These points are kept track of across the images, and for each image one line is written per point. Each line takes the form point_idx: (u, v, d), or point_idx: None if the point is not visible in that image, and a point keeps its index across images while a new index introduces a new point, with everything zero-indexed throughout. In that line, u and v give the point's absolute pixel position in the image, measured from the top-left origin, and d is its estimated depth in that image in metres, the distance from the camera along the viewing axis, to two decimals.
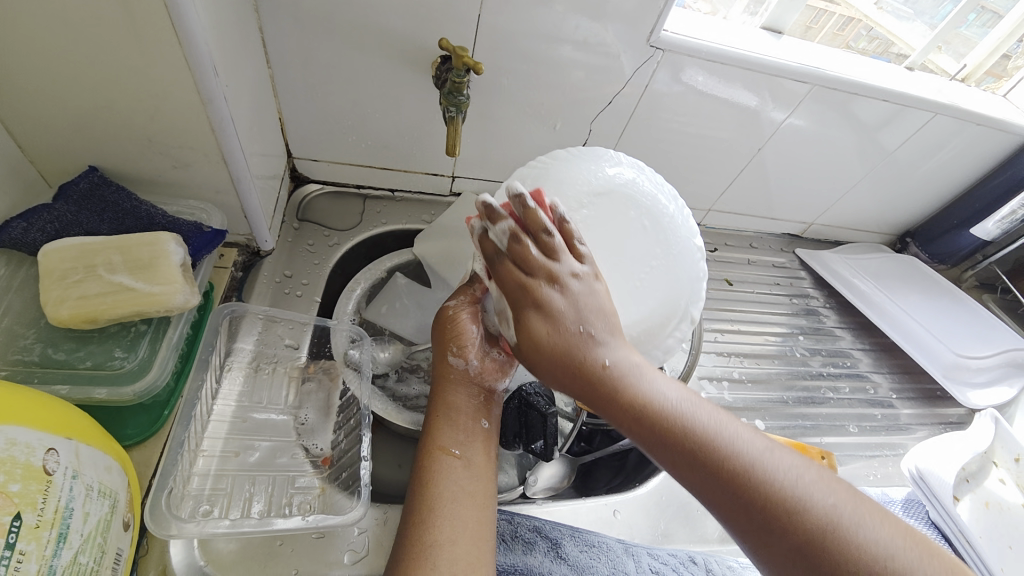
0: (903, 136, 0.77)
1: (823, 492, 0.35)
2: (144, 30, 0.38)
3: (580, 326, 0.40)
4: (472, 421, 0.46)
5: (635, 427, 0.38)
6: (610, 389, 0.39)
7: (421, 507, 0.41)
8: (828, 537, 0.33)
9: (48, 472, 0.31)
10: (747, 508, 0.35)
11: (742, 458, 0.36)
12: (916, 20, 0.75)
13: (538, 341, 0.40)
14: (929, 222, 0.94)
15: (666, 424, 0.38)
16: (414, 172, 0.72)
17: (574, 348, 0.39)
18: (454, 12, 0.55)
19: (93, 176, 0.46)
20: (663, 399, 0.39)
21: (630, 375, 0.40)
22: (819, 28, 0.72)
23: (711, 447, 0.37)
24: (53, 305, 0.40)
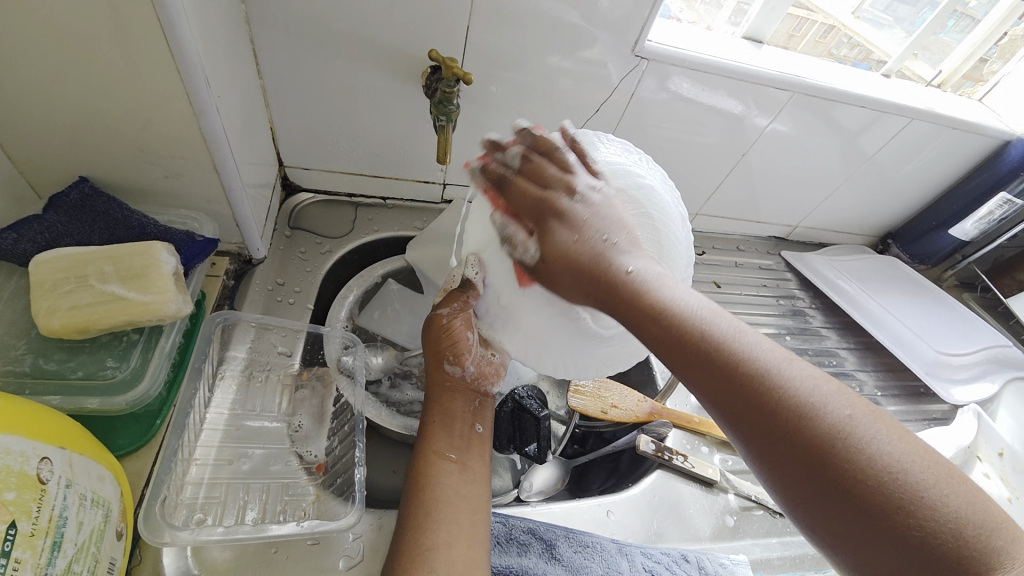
0: (882, 140, 0.79)
1: (841, 403, 0.34)
2: (136, 43, 0.38)
3: (602, 234, 0.43)
4: (467, 427, 0.47)
5: (681, 360, 0.38)
6: (658, 314, 0.39)
7: (416, 510, 0.41)
8: (844, 445, 0.32)
9: (41, 481, 0.31)
10: (780, 428, 0.34)
11: (758, 364, 0.36)
12: (896, 27, 0.79)
13: (563, 251, 0.42)
14: (909, 223, 0.97)
15: (711, 350, 0.37)
16: (405, 179, 0.73)
17: (594, 252, 0.42)
18: (443, 24, 0.56)
19: (83, 186, 0.47)
20: (681, 305, 0.39)
21: (649, 282, 0.40)
22: (802, 36, 0.74)
23: (743, 368, 0.36)
24: (45, 315, 0.40)
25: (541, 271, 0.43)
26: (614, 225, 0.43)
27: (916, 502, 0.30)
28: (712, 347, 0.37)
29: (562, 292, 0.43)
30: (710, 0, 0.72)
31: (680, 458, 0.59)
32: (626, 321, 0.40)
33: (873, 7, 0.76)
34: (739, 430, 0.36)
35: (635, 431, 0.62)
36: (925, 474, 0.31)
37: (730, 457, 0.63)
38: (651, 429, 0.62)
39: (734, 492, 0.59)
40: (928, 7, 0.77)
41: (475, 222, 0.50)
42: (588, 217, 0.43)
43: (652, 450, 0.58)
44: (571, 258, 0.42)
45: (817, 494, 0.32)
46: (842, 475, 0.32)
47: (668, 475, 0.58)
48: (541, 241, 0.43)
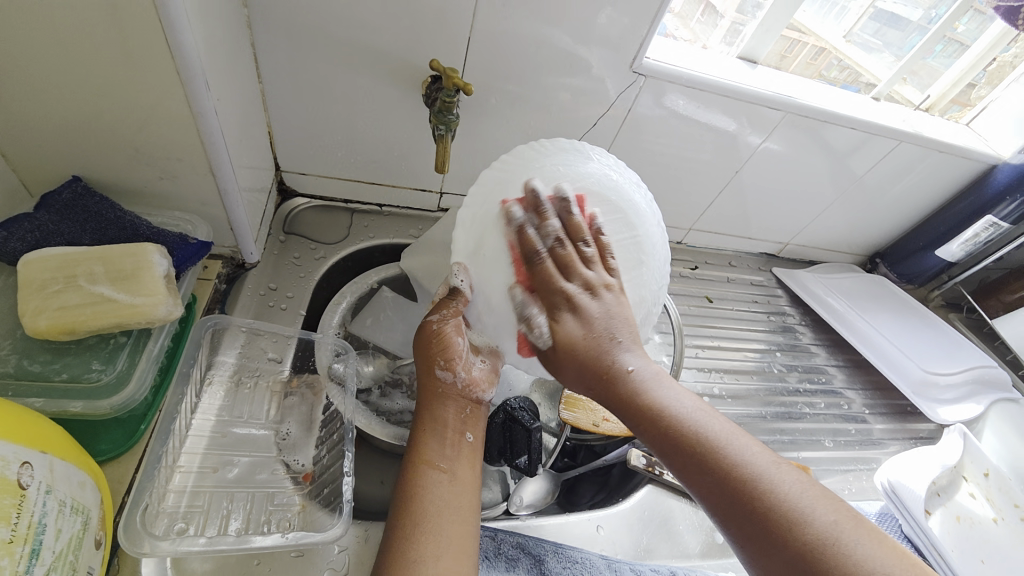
0: (871, 162, 0.81)
1: (820, 512, 0.36)
2: (136, 44, 0.38)
3: (615, 330, 0.46)
4: (458, 435, 0.46)
5: (678, 463, 0.41)
6: (657, 421, 0.42)
7: (403, 521, 0.41)
8: (830, 553, 0.34)
9: (21, 486, 0.30)
10: (764, 537, 0.36)
11: (741, 467, 0.38)
12: (885, 51, 0.80)
13: (571, 339, 0.45)
14: (896, 244, 0.98)
15: (702, 451, 0.40)
16: (402, 187, 0.73)
17: (592, 345, 0.45)
18: (444, 35, 0.57)
19: (75, 186, 0.46)
20: (675, 407, 0.42)
21: (641, 383, 0.44)
22: (793, 57, 0.76)
23: (731, 475, 0.38)
24: (31, 316, 0.39)
25: (547, 355, 0.47)
26: (620, 322, 0.46)
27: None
28: (703, 450, 0.40)
29: (565, 381, 0.46)
30: (705, 18, 0.72)
31: (670, 473, 0.59)
32: (629, 422, 0.43)
33: (864, 31, 0.78)
34: (738, 536, 0.37)
35: (626, 445, 0.62)
36: (891, 569, 0.33)
37: None
38: (642, 442, 0.61)
39: None
40: (917, 31, 0.77)
41: (465, 231, 0.49)
42: (586, 326, 0.45)
43: (643, 464, 0.58)
44: (575, 353, 0.45)
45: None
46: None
47: (658, 490, 0.58)
48: (553, 327, 0.46)
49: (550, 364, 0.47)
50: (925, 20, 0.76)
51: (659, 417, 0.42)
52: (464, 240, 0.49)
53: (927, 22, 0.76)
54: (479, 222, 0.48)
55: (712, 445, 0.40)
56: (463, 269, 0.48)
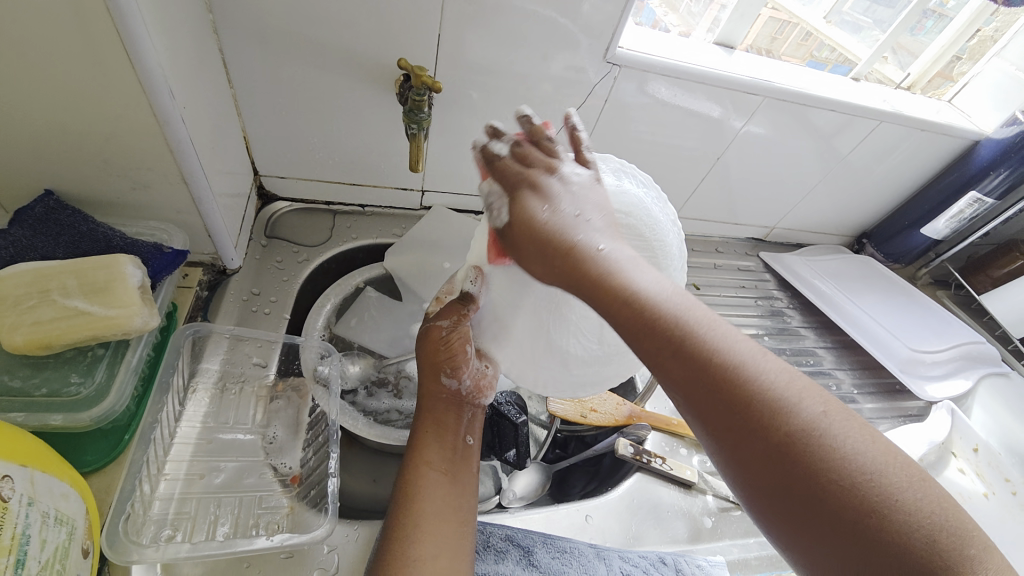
0: (854, 141, 0.80)
1: (803, 401, 0.33)
2: (95, 56, 0.38)
3: (574, 211, 0.43)
4: (459, 439, 0.47)
5: (650, 345, 0.36)
6: (629, 307, 0.37)
7: (404, 521, 0.41)
8: (811, 442, 0.31)
9: (2, 500, 0.30)
10: (748, 430, 0.33)
11: (720, 357, 0.34)
12: (874, 29, 0.79)
13: (530, 220, 0.43)
14: (883, 223, 0.98)
15: (677, 340, 0.35)
16: (383, 187, 0.73)
17: (562, 228, 0.41)
18: (415, 32, 0.56)
19: (48, 200, 0.45)
20: (649, 292, 0.37)
21: (615, 264, 0.39)
22: (784, 38, 0.76)
23: (709, 362, 0.34)
24: (6, 332, 0.39)
25: (506, 237, 0.45)
26: (592, 207, 0.43)
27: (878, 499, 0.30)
28: (680, 336, 0.35)
29: (524, 262, 0.43)
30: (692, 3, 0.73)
31: (658, 460, 0.59)
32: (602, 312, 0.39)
33: (853, 10, 0.77)
34: (707, 426, 0.34)
35: (614, 434, 0.63)
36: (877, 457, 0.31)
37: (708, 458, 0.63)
38: (630, 432, 0.62)
39: (712, 493, 0.59)
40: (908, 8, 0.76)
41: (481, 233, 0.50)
42: (555, 203, 0.43)
43: (631, 453, 0.59)
44: (534, 232, 0.42)
45: (781, 494, 0.32)
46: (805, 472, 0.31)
47: (647, 477, 0.59)
48: (513, 207, 0.44)
49: (511, 248, 0.45)
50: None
51: (632, 300, 0.37)
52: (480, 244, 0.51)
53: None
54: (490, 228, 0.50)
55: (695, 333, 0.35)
56: (479, 274, 0.49)
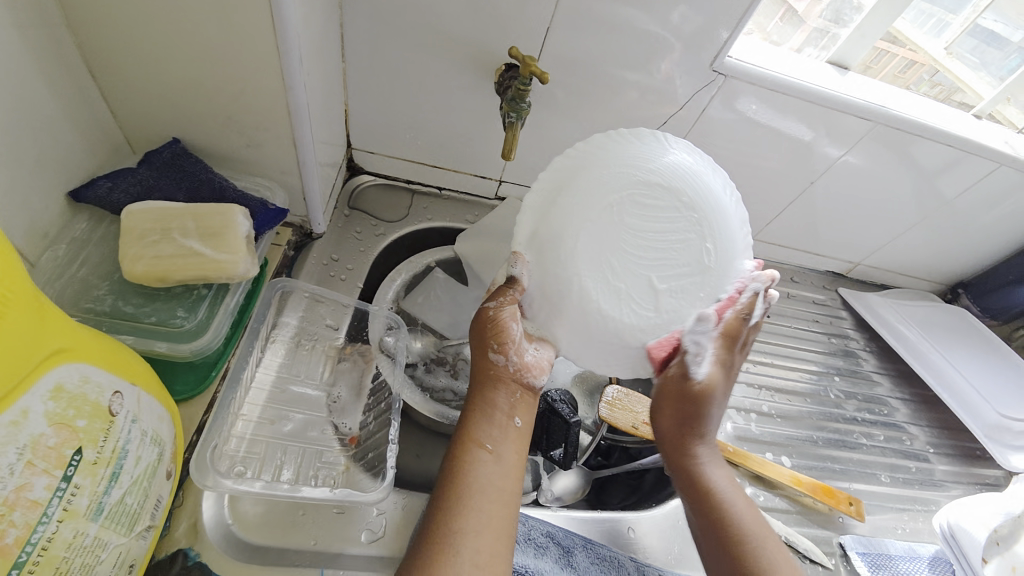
0: (966, 183, 0.74)
1: None
2: (243, 19, 0.41)
3: (722, 418, 0.53)
4: (506, 418, 0.46)
5: (699, 510, 0.49)
6: (707, 501, 0.49)
7: (447, 493, 0.42)
8: None
9: (111, 413, 0.33)
10: None
11: (762, 571, 0.45)
12: (982, 70, 0.73)
13: (704, 386, 0.50)
14: (983, 275, 0.90)
15: (733, 542, 0.46)
16: (463, 172, 0.74)
17: (703, 416, 0.51)
18: (522, 24, 0.57)
19: (174, 147, 0.50)
20: (726, 498, 0.49)
21: (711, 466, 0.51)
22: (879, 69, 0.70)
23: (751, 571, 0.45)
24: (129, 261, 0.43)
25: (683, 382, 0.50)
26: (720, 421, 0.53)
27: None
28: (733, 540, 0.47)
29: (662, 418, 0.52)
30: (784, 23, 0.67)
31: None
32: (673, 472, 0.52)
33: (963, 46, 0.72)
34: None
35: None
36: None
37: (762, 492, 0.60)
38: None
39: None
40: (1016, 54, 0.72)
41: (529, 218, 0.50)
42: (720, 397, 0.52)
43: None
44: (698, 401, 0.50)
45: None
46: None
47: None
48: (710, 373, 0.50)
49: (671, 398, 0.51)
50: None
51: (711, 497, 0.49)
52: (524, 227, 0.50)
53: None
54: (540, 211, 0.49)
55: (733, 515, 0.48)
56: (521, 258, 0.49)
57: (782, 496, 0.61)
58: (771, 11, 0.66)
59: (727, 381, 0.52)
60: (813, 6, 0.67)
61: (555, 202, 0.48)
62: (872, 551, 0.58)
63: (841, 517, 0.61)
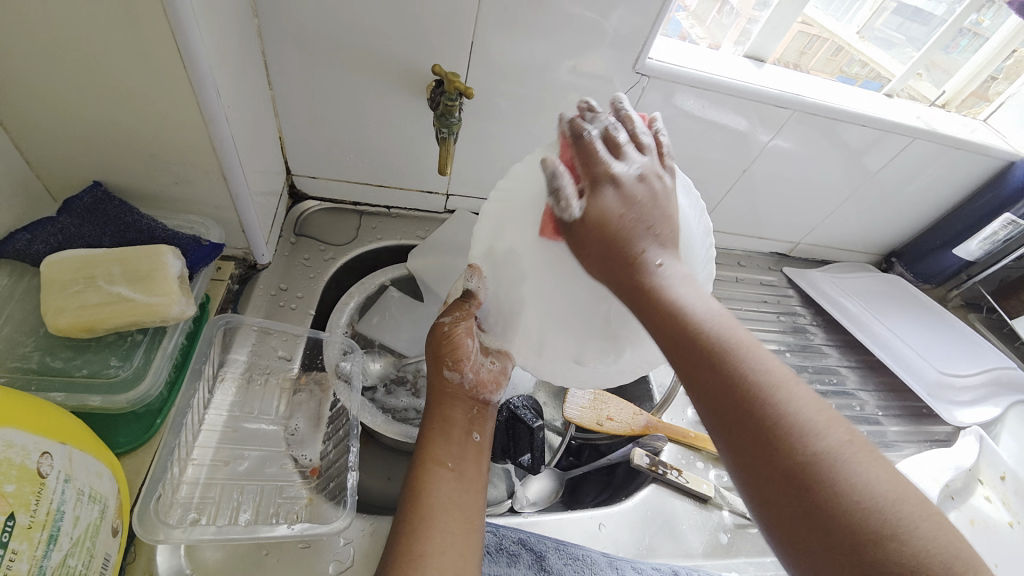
0: (885, 158, 0.79)
1: (827, 430, 0.33)
2: (151, 55, 0.40)
3: (648, 236, 0.43)
4: (465, 435, 0.47)
5: (701, 376, 0.37)
6: (667, 319, 0.39)
7: (407, 516, 0.41)
8: (827, 471, 0.32)
9: (41, 475, 0.31)
10: (762, 448, 0.33)
11: (753, 375, 0.36)
12: (907, 46, 0.78)
13: (602, 212, 0.43)
14: (911, 243, 0.96)
15: (713, 356, 0.37)
16: (409, 189, 0.74)
17: (625, 231, 0.43)
18: (448, 41, 0.58)
19: (96, 191, 0.48)
20: (694, 310, 0.39)
21: (663, 280, 0.41)
22: (813, 53, 0.75)
23: (739, 379, 0.36)
24: (53, 314, 0.41)
25: (572, 230, 0.45)
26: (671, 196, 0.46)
27: (850, 496, 0.31)
28: (714, 348, 0.37)
29: (584, 260, 0.44)
30: (721, 15, 0.72)
31: (674, 473, 0.58)
32: (632, 308, 0.41)
33: (886, 26, 0.76)
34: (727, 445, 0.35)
35: (630, 444, 0.62)
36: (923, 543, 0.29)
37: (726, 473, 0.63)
38: (647, 442, 0.61)
39: (728, 509, 0.58)
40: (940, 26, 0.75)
41: (484, 231, 0.51)
42: (621, 202, 0.44)
43: (646, 463, 0.58)
44: (605, 227, 0.43)
45: (772, 498, 0.33)
46: (806, 475, 0.32)
47: (662, 490, 0.58)
48: (586, 202, 0.44)
49: (572, 241, 0.45)
50: (949, 14, 0.74)
51: (676, 317, 0.39)
52: (480, 240, 0.50)
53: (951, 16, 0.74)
54: (493, 225, 0.50)
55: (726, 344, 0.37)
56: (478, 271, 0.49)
57: None
58: (709, 4, 0.71)
59: (647, 174, 0.46)
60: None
61: (516, 208, 0.50)
62: None
63: None
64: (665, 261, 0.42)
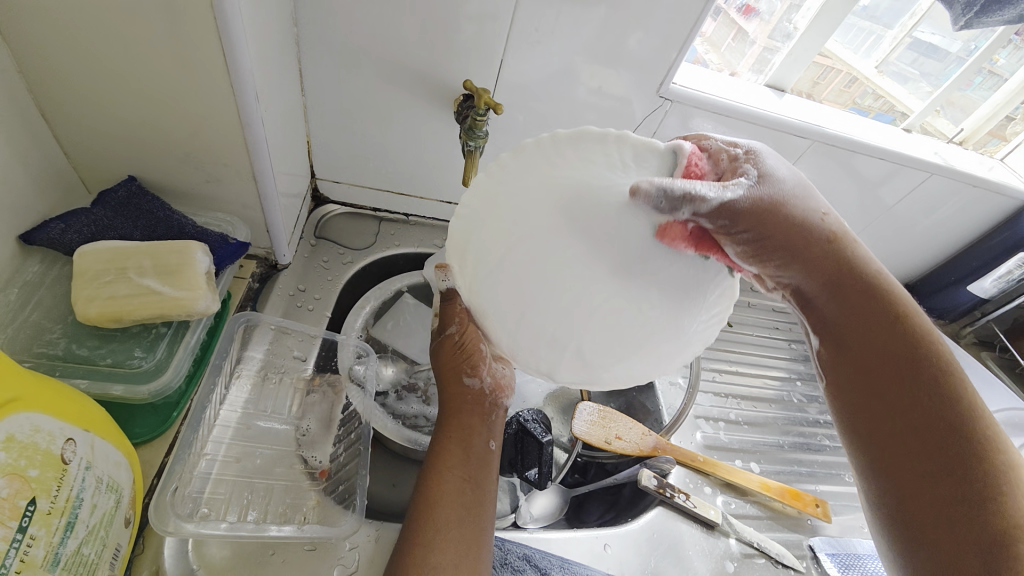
0: (902, 192, 0.79)
1: (978, 416, 0.38)
2: (196, 58, 0.41)
3: (820, 220, 0.41)
4: (482, 443, 0.47)
5: (876, 357, 0.40)
6: (869, 297, 0.41)
7: (423, 530, 0.41)
8: (963, 445, 0.38)
9: (64, 461, 0.32)
10: (914, 417, 0.39)
11: (934, 354, 0.39)
12: (921, 82, 0.79)
13: (762, 201, 0.38)
14: (926, 277, 0.96)
15: (909, 334, 0.40)
16: (429, 199, 0.75)
17: (796, 213, 0.40)
18: (478, 57, 0.59)
19: (130, 185, 0.50)
20: (890, 290, 0.41)
21: (854, 259, 0.41)
22: (826, 84, 0.76)
23: (912, 356, 0.39)
24: (83, 303, 0.42)
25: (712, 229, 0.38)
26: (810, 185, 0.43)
27: (1017, 478, 0.37)
28: (905, 328, 0.40)
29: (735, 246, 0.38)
30: (737, 42, 0.73)
31: (681, 496, 0.58)
32: (815, 287, 0.41)
33: (900, 61, 0.77)
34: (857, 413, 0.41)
35: (638, 465, 0.62)
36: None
37: (734, 500, 0.62)
38: (654, 463, 0.61)
39: (735, 536, 0.57)
40: (956, 63, 0.76)
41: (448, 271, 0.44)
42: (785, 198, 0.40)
43: (654, 485, 0.57)
44: (768, 214, 0.38)
45: (905, 444, 0.39)
46: (949, 424, 0.38)
47: (668, 513, 0.57)
48: (741, 193, 0.37)
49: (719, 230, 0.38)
50: (964, 51, 0.75)
51: (881, 294, 0.41)
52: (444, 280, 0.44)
53: (966, 53, 0.75)
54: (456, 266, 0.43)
55: (904, 313, 0.40)
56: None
57: (753, 502, 0.62)
58: (725, 33, 0.72)
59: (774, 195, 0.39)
60: (762, 28, 0.72)
61: (485, 216, 0.40)
62: (840, 551, 0.59)
63: (809, 519, 0.62)
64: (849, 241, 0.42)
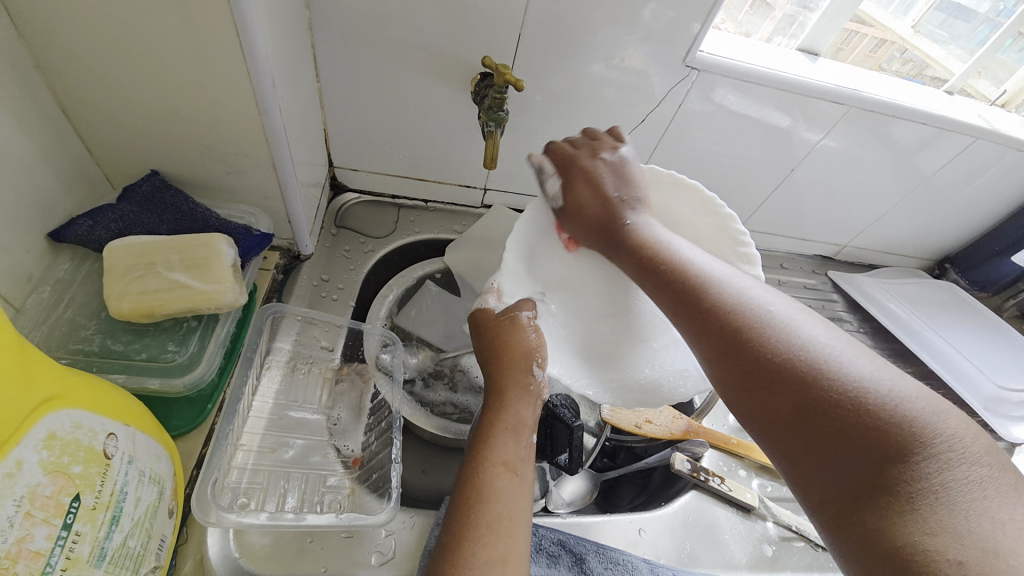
0: (943, 160, 0.75)
1: (832, 350, 0.35)
2: (208, 47, 0.40)
3: (624, 192, 0.49)
4: (530, 439, 0.46)
5: (705, 342, 0.39)
6: (656, 266, 0.43)
7: (478, 523, 0.38)
8: (832, 383, 0.33)
9: (106, 456, 0.32)
10: (773, 381, 0.35)
11: (742, 311, 0.38)
12: (953, 44, 0.75)
13: (581, 203, 0.49)
14: (967, 248, 0.91)
15: (708, 298, 0.39)
16: (448, 183, 0.74)
17: (608, 212, 0.48)
18: (495, 32, 0.57)
19: (154, 180, 0.50)
20: (674, 254, 0.43)
21: (643, 229, 0.47)
22: (851, 49, 0.71)
23: (729, 314, 0.38)
24: (115, 299, 0.42)
25: (565, 211, 0.51)
26: (636, 184, 0.50)
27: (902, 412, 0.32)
28: (703, 291, 0.40)
29: (579, 238, 0.51)
30: (753, 12, 0.68)
31: (716, 480, 0.57)
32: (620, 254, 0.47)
33: (931, 22, 0.73)
34: (730, 383, 0.37)
35: (669, 448, 0.60)
36: (952, 440, 0.31)
37: (770, 483, 0.61)
38: (687, 447, 0.59)
39: (773, 520, 0.56)
40: (985, 24, 0.73)
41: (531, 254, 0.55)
42: (615, 191, 0.49)
43: (688, 469, 0.57)
44: (580, 204, 0.49)
45: (849, 462, 0.32)
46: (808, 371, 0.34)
47: (703, 497, 0.56)
48: (566, 191, 0.50)
49: (567, 221, 0.51)
50: (993, 12, 0.71)
51: (659, 259, 0.43)
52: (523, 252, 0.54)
53: (996, 14, 0.71)
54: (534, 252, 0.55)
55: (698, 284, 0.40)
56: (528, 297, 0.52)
57: (789, 485, 0.61)
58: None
59: (596, 197, 0.49)
60: None
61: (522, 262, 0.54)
62: None
63: None
64: (690, 257, 0.43)
